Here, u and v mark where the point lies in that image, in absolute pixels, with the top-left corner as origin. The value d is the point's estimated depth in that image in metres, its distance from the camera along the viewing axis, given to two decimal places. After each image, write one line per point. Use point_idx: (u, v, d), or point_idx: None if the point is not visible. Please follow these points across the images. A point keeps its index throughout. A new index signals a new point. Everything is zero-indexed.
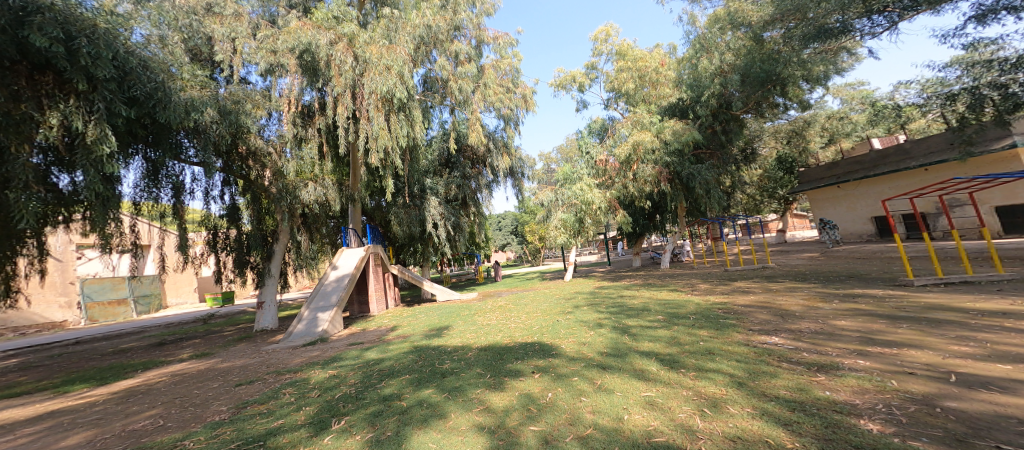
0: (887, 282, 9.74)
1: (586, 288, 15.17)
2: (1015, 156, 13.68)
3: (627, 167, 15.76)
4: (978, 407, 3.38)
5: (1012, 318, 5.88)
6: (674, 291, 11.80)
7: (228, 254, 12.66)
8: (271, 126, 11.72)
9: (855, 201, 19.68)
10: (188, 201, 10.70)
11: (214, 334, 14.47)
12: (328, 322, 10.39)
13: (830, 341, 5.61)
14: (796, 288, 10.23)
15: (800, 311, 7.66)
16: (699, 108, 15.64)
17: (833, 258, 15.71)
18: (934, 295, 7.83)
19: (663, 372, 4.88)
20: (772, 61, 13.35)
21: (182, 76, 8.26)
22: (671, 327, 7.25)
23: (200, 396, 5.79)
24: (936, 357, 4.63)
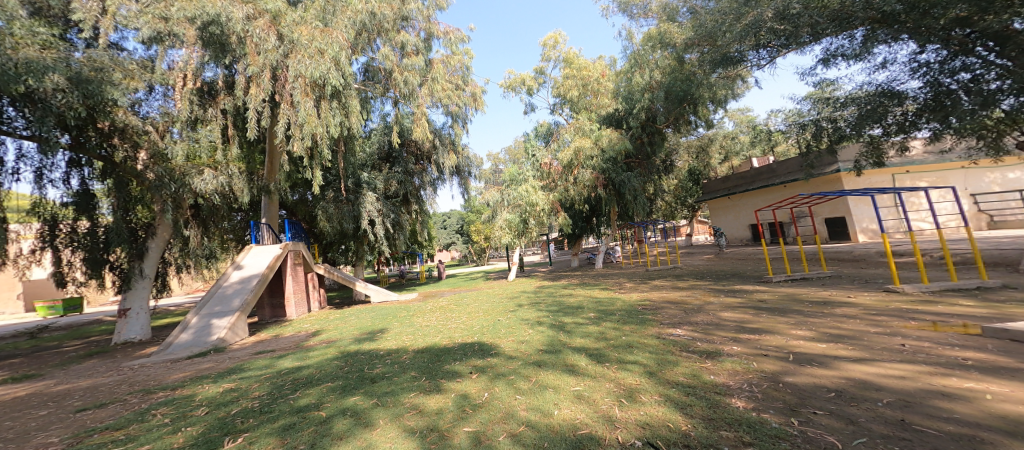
0: (758, 278, 11.70)
1: (527, 288, 15.38)
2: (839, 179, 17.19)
3: (569, 171, 16.77)
4: (807, 381, 4.19)
5: (842, 305, 7.40)
6: (605, 290, 12.64)
7: (74, 251, 10.25)
8: (153, 101, 9.99)
9: (739, 211, 23.37)
10: (11, 183, 8.55)
11: (50, 350, 11.72)
12: (226, 331, 8.99)
13: (716, 330, 6.52)
14: (696, 285, 11.67)
15: (699, 305, 8.76)
16: (631, 119, 17.12)
17: (724, 259, 18.35)
18: (797, 288, 9.55)
19: (591, 366, 5.19)
20: (686, 83, 14.86)
21: (11, 32, 6.68)
22: (601, 323, 7.73)
23: (21, 427, 4.65)
24: (782, 340, 5.64)
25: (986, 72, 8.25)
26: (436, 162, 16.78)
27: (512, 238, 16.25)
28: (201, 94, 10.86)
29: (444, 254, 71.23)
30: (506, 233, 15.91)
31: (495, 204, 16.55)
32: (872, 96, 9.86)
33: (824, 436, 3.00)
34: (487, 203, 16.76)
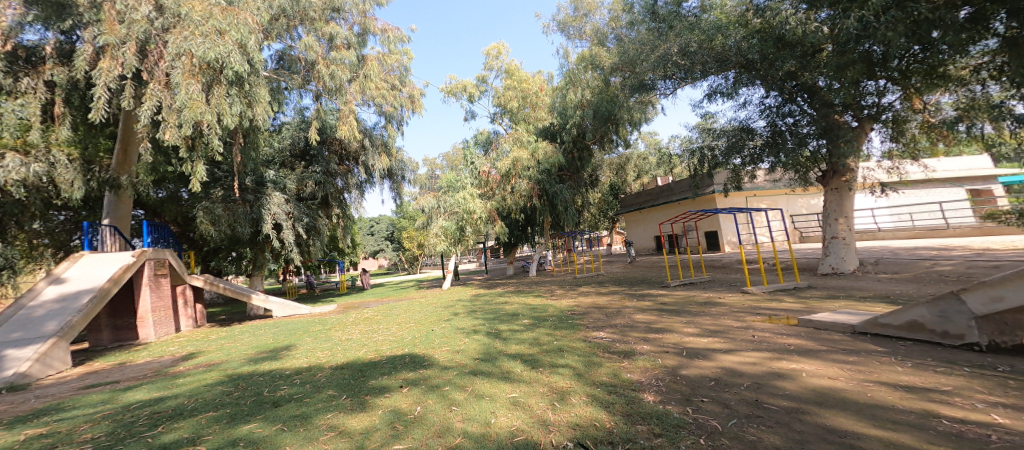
0: (657, 283, 13.11)
1: (463, 296, 14.96)
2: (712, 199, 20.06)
3: (507, 181, 16.77)
4: (696, 372, 4.89)
5: (729, 306, 8.55)
6: (539, 297, 12.84)
7: None
8: None
9: (646, 223, 26.03)
10: None
11: None
12: (37, 361, 6.94)
13: (632, 332, 7.16)
14: (616, 290, 12.61)
15: (617, 309, 9.50)
16: (564, 134, 17.86)
17: (638, 266, 20.08)
18: (700, 291, 10.81)
19: (526, 372, 5.33)
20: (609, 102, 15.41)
21: None
22: (535, 330, 7.87)
23: None
24: (679, 337, 6.42)
25: (801, 119, 10.30)
26: (364, 162, 15.77)
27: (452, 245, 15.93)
28: (13, 61, 9.12)
29: (370, 261, 67.04)
30: (443, 240, 15.49)
31: (430, 211, 15.98)
32: (736, 130, 11.60)
33: (711, 421, 3.49)
34: (422, 209, 16.23)
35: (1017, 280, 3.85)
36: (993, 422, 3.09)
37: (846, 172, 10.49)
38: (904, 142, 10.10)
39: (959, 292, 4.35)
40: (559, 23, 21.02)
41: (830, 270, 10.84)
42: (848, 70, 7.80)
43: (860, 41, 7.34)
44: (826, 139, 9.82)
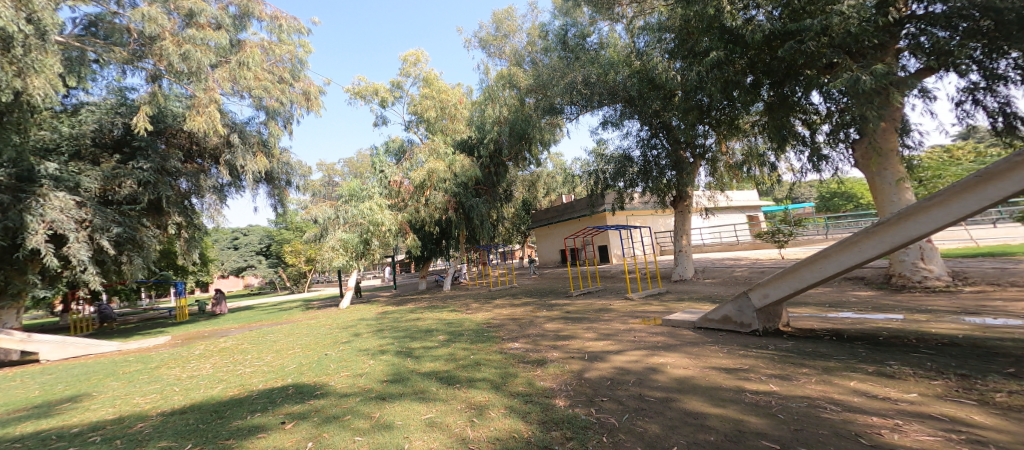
0: (563, 294, 13.61)
1: (369, 315, 13.61)
2: (603, 217, 22.13)
3: (421, 192, 15.90)
4: (596, 373, 5.05)
5: (628, 312, 9.13)
6: (453, 312, 12.17)
7: None
8: None
9: (552, 238, 27.45)
10: None
11: None
12: None
13: (544, 341, 7.13)
14: (528, 302, 12.68)
15: (529, 319, 9.50)
16: (481, 148, 17.04)
17: (547, 278, 20.73)
18: (606, 299, 11.37)
19: (443, 390, 4.66)
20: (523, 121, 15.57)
21: None
22: (450, 345, 7.11)
23: None
24: (581, 343, 6.64)
25: (659, 155, 12.31)
26: (227, 162, 12.67)
27: (352, 258, 14.78)
28: None
29: (249, 278, 58.33)
30: (342, 254, 14.37)
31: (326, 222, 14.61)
32: (615, 158, 12.90)
33: (610, 419, 3.59)
34: (313, 219, 14.72)
35: (775, 282, 5.34)
36: (770, 390, 3.99)
37: (686, 199, 12.76)
38: (716, 177, 12.67)
39: (748, 291, 5.77)
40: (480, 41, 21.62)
41: (678, 278, 13.11)
42: (689, 114, 9.88)
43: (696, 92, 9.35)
44: (676, 171, 12.08)
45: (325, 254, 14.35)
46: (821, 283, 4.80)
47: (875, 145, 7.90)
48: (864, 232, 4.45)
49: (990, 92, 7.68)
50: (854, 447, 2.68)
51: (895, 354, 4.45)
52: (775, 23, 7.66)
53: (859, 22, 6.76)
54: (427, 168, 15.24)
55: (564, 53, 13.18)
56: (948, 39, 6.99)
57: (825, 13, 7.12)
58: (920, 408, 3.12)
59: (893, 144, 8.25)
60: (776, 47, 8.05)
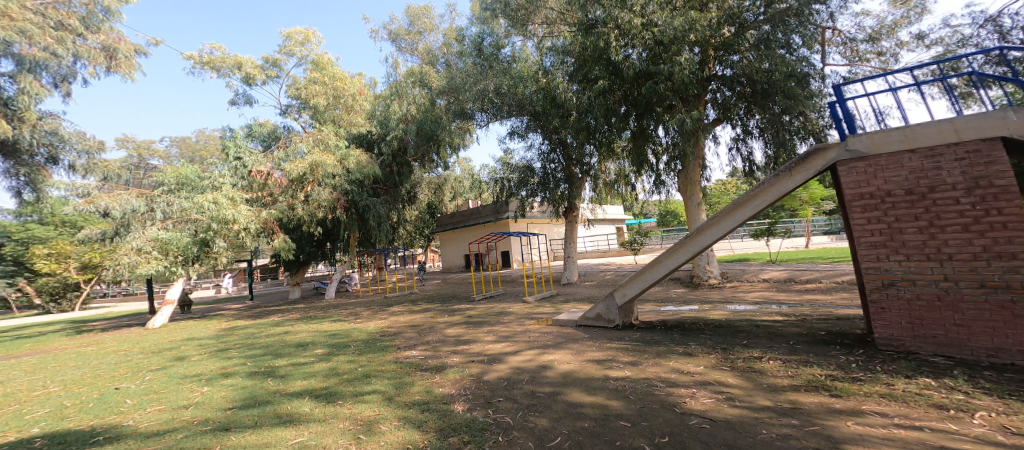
0: (466, 299, 13.77)
1: (205, 333, 10.93)
2: (506, 224, 22.92)
3: (299, 186, 13.91)
4: (496, 375, 5.21)
5: (524, 316, 9.60)
6: (337, 322, 11.29)
7: None
8: None
9: (456, 243, 27.50)
10: None
11: None
12: None
13: (445, 347, 7.08)
14: (428, 308, 12.47)
15: (430, 326, 9.34)
16: (382, 145, 15.91)
17: (449, 284, 20.66)
18: (505, 304, 11.74)
19: (318, 409, 4.27)
20: (434, 122, 15.52)
21: None
22: (330, 358, 6.58)
23: None
24: (484, 347, 6.82)
25: (555, 168, 13.31)
26: None
27: (176, 264, 11.75)
28: None
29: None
30: (157, 259, 11.09)
31: (126, 216, 11.01)
32: (519, 170, 13.55)
33: (506, 418, 3.75)
34: (101, 213, 10.67)
35: (629, 284, 6.43)
36: (626, 376, 4.72)
37: (575, 211, 13.94)
38: (596, 195, 14.07)
39: (613, 292, 6.78)
40: (390, 33, 20.93)
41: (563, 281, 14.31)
42: (579, 134, 10.94)
43: (585, 115, 10.57)
44: (567, 184, 13.19)
45: (123, 257, 10.54)
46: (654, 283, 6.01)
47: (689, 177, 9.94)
48: (678, 244, 5.71)
49: (744, 144, 9.97)
50: (674, 418, 3.39)
51: (693, 334, 6.03)
52: (643, 62, 9.04)
53: (688, 73, 8.45)
54: (307, 159, 13.31)
55: (478, 60, 13.46)
56: (729, 97, 9.32)
57: (671, 61, 8.69)
58: (705, 380, 4.36)
59: (694, 181, 10.25)
60: (637, 85, 9.59)
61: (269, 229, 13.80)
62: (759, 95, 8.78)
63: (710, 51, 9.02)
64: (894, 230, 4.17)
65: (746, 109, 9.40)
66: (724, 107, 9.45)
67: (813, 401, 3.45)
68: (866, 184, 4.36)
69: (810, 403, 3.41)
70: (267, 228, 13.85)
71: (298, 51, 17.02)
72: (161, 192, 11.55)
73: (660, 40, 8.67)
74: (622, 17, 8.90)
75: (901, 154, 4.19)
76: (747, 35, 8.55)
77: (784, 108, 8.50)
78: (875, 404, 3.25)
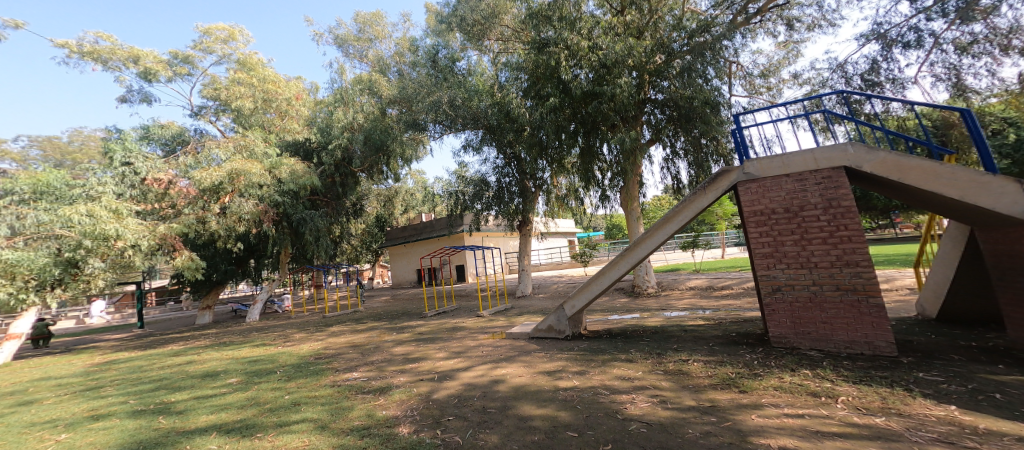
0: (417, 316, 13.46)
1: (68, 369, 9.05)
2: (461, 238, 22.70)
3: (214, 196, 11.80)
4: (446, 393, 5.11)
5: (472, 331, 9.52)
6: (261, 346, 10.30)
7: None
8: None
9: (408, 257, 26.81)
10: None
11: None
12: None
13: (390, 366, 6.83)
14: (374, 327, 11.99)
15: (375, 345, 8.96)
16: (324, 154, 14.94)
17: (399, 300, 20.04)
18: (455, 319, 11.57)
19: (230, 445, 3.89)
20: (384, 132, 14.70)
21: None
22: (249, 388, 6.00)
23: None
24: (435, 364, 6.69)
25: (510, 182, 13.48)
26: None
27: (27, 290, 8.94)
28: None
29: None
30: None
31: None
32: (474, 184, 13.54)
33: (455, 437, 3.68)
34: None
35: (577, 295, 6.60)
36: (574, 385, 4.87)
37: (530, 226, 14.21)
38: (549, 209, 14.42)
39: (563, 304, 6.90)
40: (338, 38, 20.37)
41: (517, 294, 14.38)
42: (533, 149, 11.27)
43: (538, 131, 10.86)
44: (522, 198, 13.49)
45: None
46: (597, 296, 6.27)
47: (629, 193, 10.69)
48: (618, 258, 5.96)
49: (673, 163, 10.70)
50: (617, 425, 3.60)
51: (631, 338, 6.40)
52: (589, 82, 9.49)
53: (626, 96, 8.99)
54: (224, 167, 11.27)
55: (430, 72, 13.26)
56: (661, 120, 9.98)
57: (612, 83, 9.19)
58: (641, 383, 4.80)
59: (634, 197, 10.90)
60: (580, 106, 10.10)
61: (168, 245, 11.27)
62: (682, 120, 9.54)
63: (645, 76, 9.52)
64: (775, 242, 5.03)
65: (674, 131, 10.08)
66: (655, 128, 10.11)
67: (726, 399, 4.06)
68: (757, 202, 5.16)
69: (724, 400, 4.04)
70: (163, 244, 11.21)
71: (219, 49, 16.12)
72: (6, 202, 8.77)
73: (603, 64, 9.20)
74: (571, 38, 9.33)
75: (783, 178, 5.01)
76: (675, 64, 9.23)
77: (702, 132, 9.33)
78: (775, 398, 3.90)
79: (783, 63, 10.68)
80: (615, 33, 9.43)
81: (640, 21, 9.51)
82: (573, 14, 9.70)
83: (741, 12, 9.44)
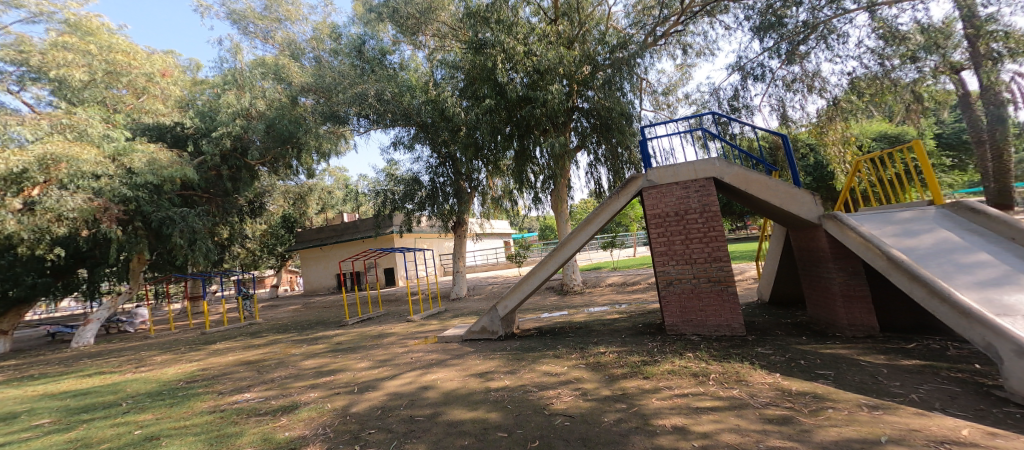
0: (338, 324, 12.76)
1: None
2: (392, 239, 21.95)
3: (15, 188, 8.59)
4: (365, 406, 4.92)
5: (385, 340, 9.15)
6: (95, 375, 8.30)
7: None
8: None
9: (327, 261, 25.05)
10: None
11: None
12: None
13: (294, 383, 6.27)
14: (277, 340, 10.89)
15: (277, 361, 8.13)
16: (205, 142, 13.07)
17: (311, 309, 18.58)
18: (372, 328, 11.00)
19: None
20: (297, 124, 13.20)
21: None
22: (85, 425, 4.87)
23: None
24: (353, 375, 6.40)
25: (445, 182, 13.31)
26: None
27: None
28: None
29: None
30: None
31: None
32: (407, 183, 13.13)
33: None
34: None
35: (511, 295, 6.67)
36: (503, 384, 5.06)
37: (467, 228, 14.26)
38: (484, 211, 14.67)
39: (495, 304, 6.94)
40: (234, 14, 18.32)
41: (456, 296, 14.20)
42: (468, 149, 11.07)
43: (473, 131, 10.80)
44: (457, 199, 13.34)
45: None
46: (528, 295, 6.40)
47: (558, 196, 11.09)
48: (546, 257, 6.09)
49: (596, 169, 11.29)
50: (543, 419, 3.85)
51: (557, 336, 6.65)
52: (524, 87, 9.81)
53: (557, 103, 9.43)
54: (32, 149, 8.22)
55: (354, 64, 12.62)
56: (586, 128, 10.49)
57: (545, 88, 9.62)
58: (566, 375, 5.15)
59: (564, 200, 11.34)
60: (513, 111, 10.33)
61: None
62: (603, 129, 10.16)
63: (574, 85, 10.09)
64: (668, 242, 5.55)
65: (597, 139, 10.58)
66: (581, 135, 10.54)
67: (635, 386, 4.64)
68: (656, 206, 5.61)
69: (633, 388, 4.61)
70: None
71: (33, 2, 10.10)
72: None
73: (538, 70, 9.69)
74: (508, 42, 9.50)
75: (676, 186, 5.52)
76: (598, 76, 9.84)
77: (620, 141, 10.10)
78: (671, 382, 4.59)
79: (680, 82, 11.89)
80: (549, 40, 9.90)
81: (570, 30, 10.09)
82: (510, 16, 9.93)
83: (651, 34, 10.21)
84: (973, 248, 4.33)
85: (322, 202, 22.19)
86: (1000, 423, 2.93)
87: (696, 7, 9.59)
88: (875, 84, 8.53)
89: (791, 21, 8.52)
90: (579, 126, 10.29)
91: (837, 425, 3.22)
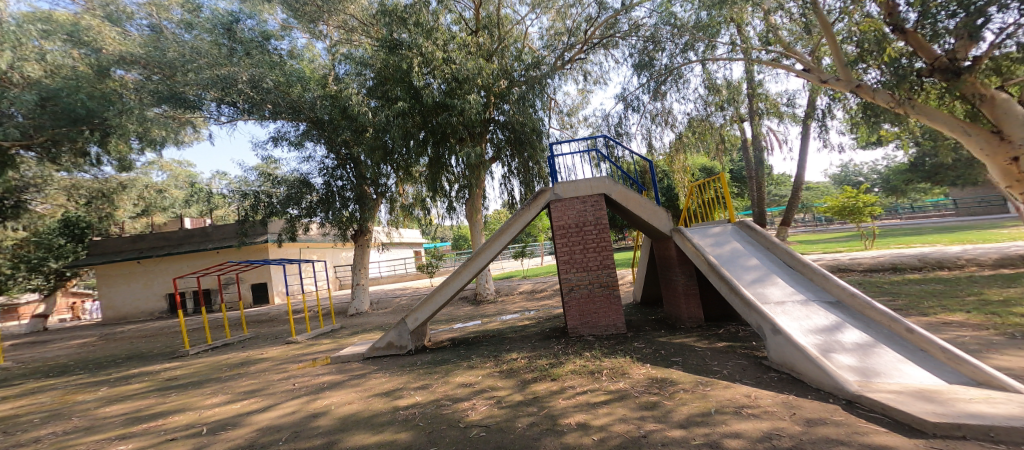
0: (167, 356, 10.17)
1: None
2: (265, 249, 18.87)
3: None
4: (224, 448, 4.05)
5: (226, 374, 7.45)
6: None
7: None
8: None
9: (152, 278, 19.82)
10: None
11: None
12: None
13: (84, 437, 4.59)
14: (47, 385, 7.81)
15: (54, 410, 5.87)
16: None
17: (112, 342, 14.18)
18: (208, 361, 8.86)
19: None
20: (102, 101, 9.40)
21: None
22: None
23: None
24: (194, 415, 5.14)
25: (346, 185, 12.28)
26: None
27: None
28: None
29: None
30: None
31: None
32: (294, 183, 11.86)
33: None
34: None
35: (423, 307, 6.46)
36: (412, 401, 4.79)
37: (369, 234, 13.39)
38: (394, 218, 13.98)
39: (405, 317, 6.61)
40: None
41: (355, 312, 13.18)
42: (375, 153, 10.48)
43: (384, 134, 10.18)
44: (359, 205, 12.26)
45: None
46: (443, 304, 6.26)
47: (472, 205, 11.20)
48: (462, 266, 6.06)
49: (508, 181, 11.64)
50: (456, 432, 3.78)
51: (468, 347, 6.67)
52: (442, 93, 9.74)
53: (474, 111, 9.45)
54: None
55: (218, 42, 10.33)
56: (501, 139, 10.83)
57: (462, 98, 9.65)
58: (480, 385, 5.16)
59: (478, 209, 11.65)
60: (429, 115, 10.16)
61: None
62: (517, 142, 10.54)
63: (491, 97, 10.33)
64: (570, 251, 5.88)
65: (511, 152, 11.00)
66: (497, 146, 10.90)
67: (544, 388, 4.86)
68: (562, 218, 5.93)
69: (542, 390, 4.83)
70: None
71: None
72: None
73: (456, 78, 9.62)
74: (426, 46, 9.45)
75: (577, 201, 5.93)
76: (514, 91, 10.30)
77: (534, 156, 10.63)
78: (574, 381, 4.93)
79: (581, 105, 12.98)
80: (468, 50, 10.08)
81: (490, 44, 10.46)
82: (430, 22, 9.86)
83: (561, 57, 11.00)
84: (750, 247, 5.94)
85: (145, 202, 17.98)
86: (762, 384, 4.22)
87: (595, 38, 10.72)
88: (700, 125, 10.12)
89: (660, 63, 9.88)
90: (495, 137, 10.60)
91: (682, 404, 4.18)
